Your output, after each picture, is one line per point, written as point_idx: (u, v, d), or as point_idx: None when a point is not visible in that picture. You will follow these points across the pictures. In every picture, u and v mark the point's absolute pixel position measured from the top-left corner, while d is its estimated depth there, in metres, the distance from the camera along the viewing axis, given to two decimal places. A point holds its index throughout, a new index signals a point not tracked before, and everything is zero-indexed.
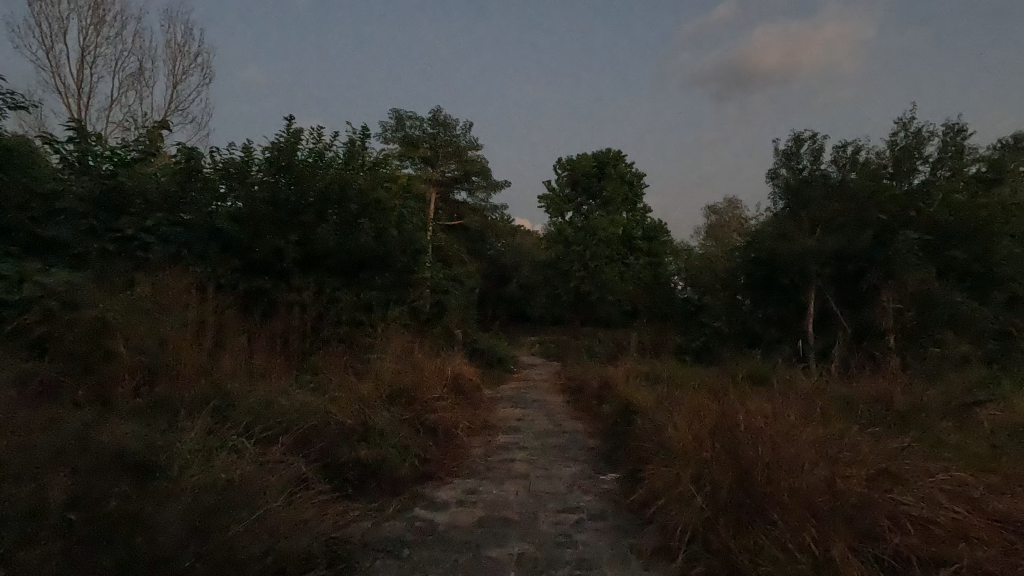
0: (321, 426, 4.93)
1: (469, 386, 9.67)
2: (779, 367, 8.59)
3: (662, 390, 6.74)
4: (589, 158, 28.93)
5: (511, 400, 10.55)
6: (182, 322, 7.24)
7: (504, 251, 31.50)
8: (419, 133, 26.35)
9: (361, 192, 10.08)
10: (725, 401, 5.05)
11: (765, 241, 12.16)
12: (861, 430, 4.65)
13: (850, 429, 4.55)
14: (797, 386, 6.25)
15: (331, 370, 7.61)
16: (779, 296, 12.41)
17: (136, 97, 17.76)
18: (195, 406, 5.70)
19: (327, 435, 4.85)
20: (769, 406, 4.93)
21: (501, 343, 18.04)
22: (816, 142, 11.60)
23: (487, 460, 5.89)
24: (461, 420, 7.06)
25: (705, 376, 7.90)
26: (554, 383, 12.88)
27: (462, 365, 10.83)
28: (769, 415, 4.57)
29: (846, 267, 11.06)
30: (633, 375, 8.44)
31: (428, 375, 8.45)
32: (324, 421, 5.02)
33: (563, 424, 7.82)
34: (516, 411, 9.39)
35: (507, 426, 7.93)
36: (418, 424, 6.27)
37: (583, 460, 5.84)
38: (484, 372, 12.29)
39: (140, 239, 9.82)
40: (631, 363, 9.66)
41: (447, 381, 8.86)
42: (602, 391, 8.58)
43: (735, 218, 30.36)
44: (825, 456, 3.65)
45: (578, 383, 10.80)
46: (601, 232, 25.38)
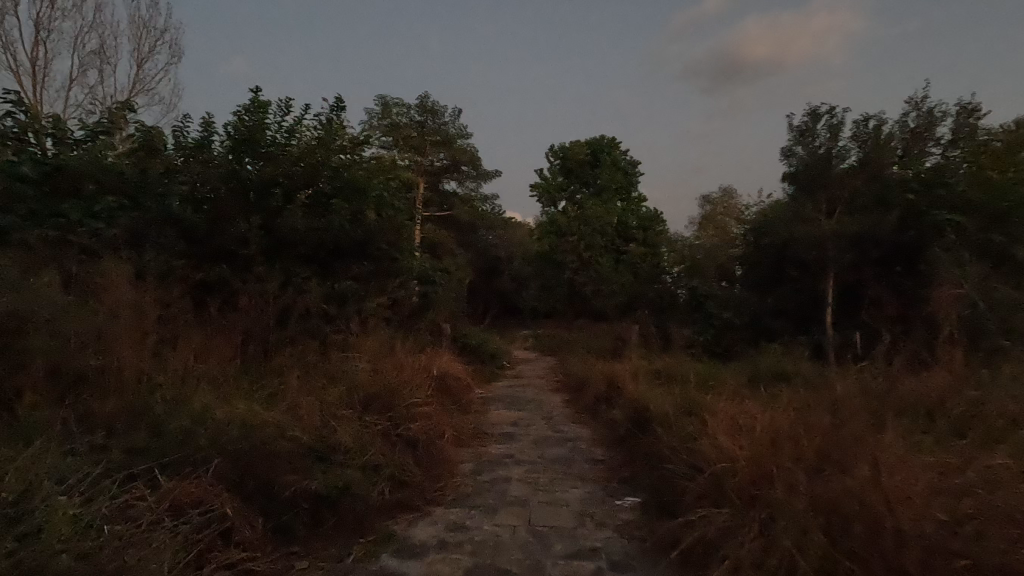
0: (267, 447, 3.92)
1: (456, 387, 8.67)
2: (806, 364, 7.67)
3: (681, 394, 5.77)
4: (582, 145, 27.88)
5: (504, 401, 9.57)
6: (120, 316, 6.17)
7: (496, 243, 30.50)
8: (406, 121, 24.93)
9: (335, 171, 9.01)
10: (769, 411, 4.10)
11: (778, 226, 11.22)
12: (936, 444, 3.76)
13: (925, 444, 3.66)
14: (840, 387, 5.31)
15: (297, 372, 6.58)
16: (792, 285, 11.50)
17: (97, 77, 16.47)
18: (119, 421, 4.65)
19: (272, 459, 3.84)
20: (821, 414, 4.00)
21: (493, 338, 17.09)
22: (834, 116, 10.62)
23: (477, 480, 4.90)
24: (447, 429, 6.05)
25: (726, 375, 6.93)
26: (550, 382, 11.92)
27: (450, 363, 9.83)
28: (829, 428, 3.64)
29: (868, 253, 10.14)
30: (643, 373, 7.47)
31: (409, 376, 7.44)
32: (272, 440, 4.00)
33: (565, 431, 6.85)
34: (510, 414, 8.41)
35: (500, 432, 6.95)
36: (394, 436, 5.26)
37: (592, 479, 4.87)
38: (474, 369, 11.30)
39: (86, 225, 8.71)
40: (639, 360, 8.70)
41: (431, 382, 7.86)
42: (608, 392, 7.62)
43: (733, 206, 29.45)
44: (934, 511, 2.76)
45: (578, 381, 9.84)
46: (596, 222, 24.40)
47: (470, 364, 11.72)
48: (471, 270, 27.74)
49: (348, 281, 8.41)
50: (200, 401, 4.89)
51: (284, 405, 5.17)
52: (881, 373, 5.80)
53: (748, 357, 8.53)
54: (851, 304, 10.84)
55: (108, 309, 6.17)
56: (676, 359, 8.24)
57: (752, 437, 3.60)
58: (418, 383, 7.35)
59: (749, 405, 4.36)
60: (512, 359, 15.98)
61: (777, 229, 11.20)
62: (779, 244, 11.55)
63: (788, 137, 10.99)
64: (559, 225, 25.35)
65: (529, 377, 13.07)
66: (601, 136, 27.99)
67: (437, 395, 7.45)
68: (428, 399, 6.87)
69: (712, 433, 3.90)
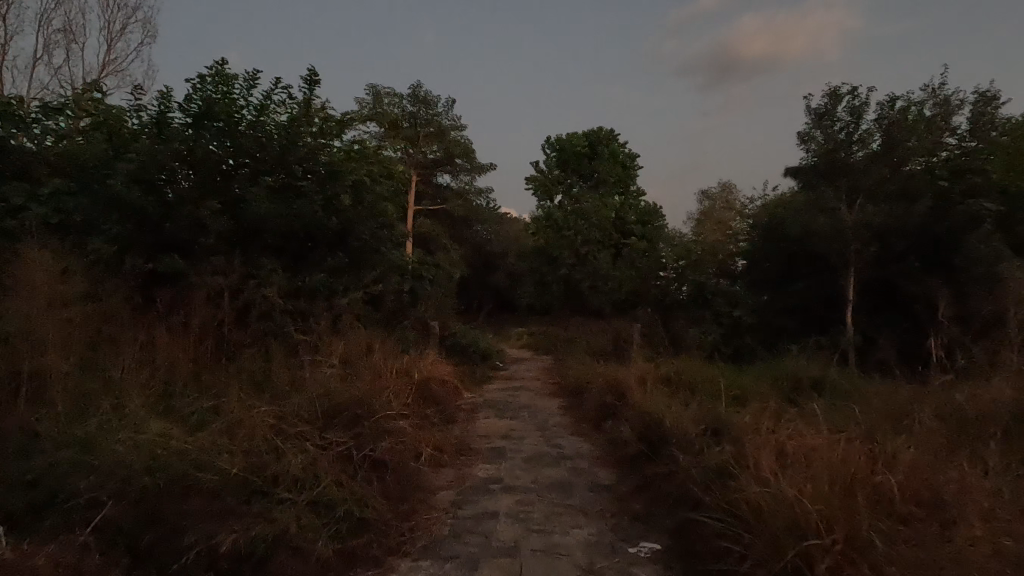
0: (183, 499, 3.09)
1: (441, 393, 7.78)
2: (835, 371, 6.80)
3: (700, 410, 4.89)
4: (580, 137, 26.91)
5: (494, 407, 8.68)
6: (39, 314, 5.23)
7: (490, 238, 29.61)
8: (398, 111, 23.95)
9: (308, 152, 8.08)
10: (820, 440, 3.28)
11: (795, 219, 10.33)
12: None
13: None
14: (894, 404, 4.44)
15: (252, 381, 5.66)
16: (807, 282, 10.65)
17: (64, 58, 15.43)
18: (10, 444, 3.73)
19: (184, 514, 2.98)
20: (887, 446, 3.18)
21: (485, 336, 16.18)
22: (858, 96, 9.71)
23: (457, 517, 3.99)
24: (425, 447, 5.17)
25: (748, 384, 6.05)
26: (545, 384, 11.04)
27: (436, 365, 8.94)
28: (906, 474, 2.83)
29: (895, 246, 9.30)
30: (651, 380, 6.62)
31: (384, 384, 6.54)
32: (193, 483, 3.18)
33: (562, 447, 5.97)
34: (500, 423, 7.55)
35: (489, 447, 6.07)
36: (357, 458, 4.36)
37: (598, 514, 3.98)
38: (463, 372, 10.41)
39: (26, 210, 7.75)
40: (644, 363, 7.83)
41: (411, 388, 6.96)
42: (612, 401, 6.74)
43: (733, 201, 28.60)
44: None
45: (576, 386, 8.96)
46: (593, 216, 23.52)
47: (458, 366, 10.83)
48: (463, 266, 26.80)
49: (319, 274, 7.48)
50: (116, 416, 3.97)
51: (225, 422, 4.28)
52: (937, 387, 4.93)
53: (768, 361, 7.66)
54: (873, 302, 10.02)
55: (25, 306, 5.21)
56: (686, 364, 7.37)
57: (815, 477, 2.78)
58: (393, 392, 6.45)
59: (798, 433, 3.52)
60: (505, 359, 15.08)
61: (794, 222, 10.30)
62: (794, 237, 10.69)
63: (808, 119, 9.97)
64: (555, 219, 24.44)
65: (523, 378, 12.20)
66: (599, 128, 27.05)
67: (417, 404, 6.55)
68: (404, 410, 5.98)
69: (760, 473, 3.05)
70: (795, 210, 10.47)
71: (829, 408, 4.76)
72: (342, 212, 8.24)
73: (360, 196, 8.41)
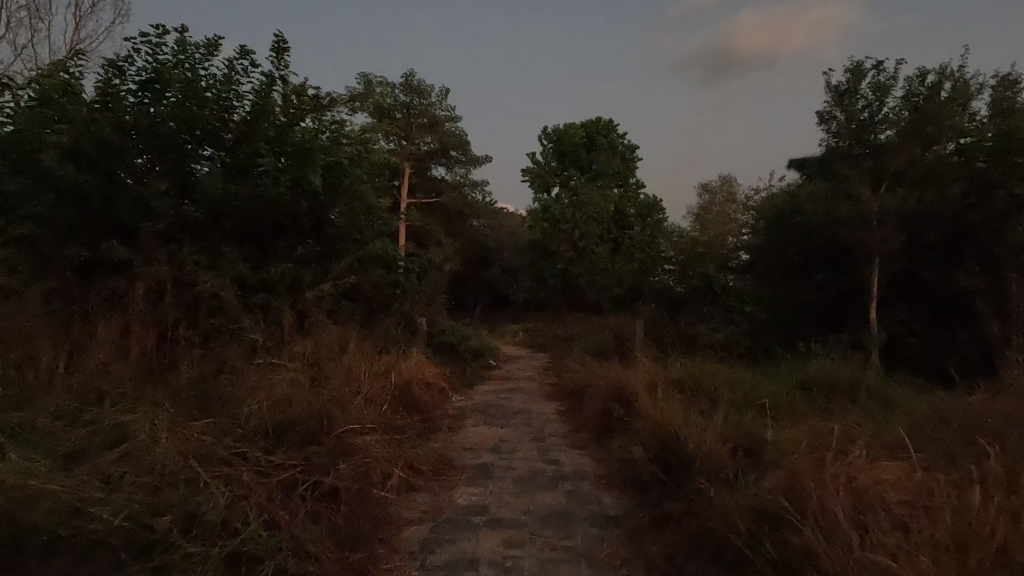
0: None
1: (423, 397, 6.96)
2: (869, 376, 5.98)
3: (724, 427, 4.08)
4: (577, 127, 25.99)
5: (484, 412, 7.87)
6: None
7: (485, 231, 28.75)
8: (392, 101, 23.43)
9: (277, 129, 7.23)
10: (895, 489, 2.52)
11: (813, 207, 9.51)
12: None
13: None
14: (968, 421, 3.64)
15: (196, 389, 4.82)
16: (825, 275, 9.84)
17: (28, 36, 14.45)
18: None
19: None
20: (987, 492, 2.40)
21: (478, 332, 15.31)
22: (883, 72, 8.89)
23: (425, 568, 3.13)
24: (395, 466, 4.34)
25: (775, 391, 5.22)
26: (541, 386, 10.19)
27: (419, 365, 8.11)
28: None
29: (925, 236, 8.54)
30: (661, 386, 5.77)
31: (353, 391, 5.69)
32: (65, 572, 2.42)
33: (559, 464, 5.12)
34: (489, 430, 6.74)
35: (475, 462, 5.25)
36: (306, 490, 3.55)
37: (606, 562, 3.14)
38: (451, 372, 9.60)
39: None
40: (653, 365, 6.98)
41: (385, 395, 6.10)
42: (618, 409, 5.90)
43: (733, 193, 27.80)
44: None
45: (575, 389, 8.13)
46: (591, 209, 22.69)
47: (446, 365, 9.99)
48: (458, 260, 25.91)
49: (285, 264, 6.63)
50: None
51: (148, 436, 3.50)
52: (1010, 397, 4.10)
53: (792, 362, 6.83)
54: (896, 296, 9.25)
55: None
56: (701, 366, 6.53)
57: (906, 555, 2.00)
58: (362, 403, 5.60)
59: (861, 463, 2.78)
60: (499, 357, 14.23)
61: (813, 210, 9.47)
62: (811, 226, 9.87)
63: (827, 97, 9.16)
64: (552, 212, 23.56)
65: (517, 378, 11.35)
66: (597, 117, 26.17)
67: (392, 415, 5.70)
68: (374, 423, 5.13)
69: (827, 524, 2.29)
70: (813, 198, 9.63)
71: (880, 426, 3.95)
72: (312, 194, 7.40)
73: (333, 176, 7.53)
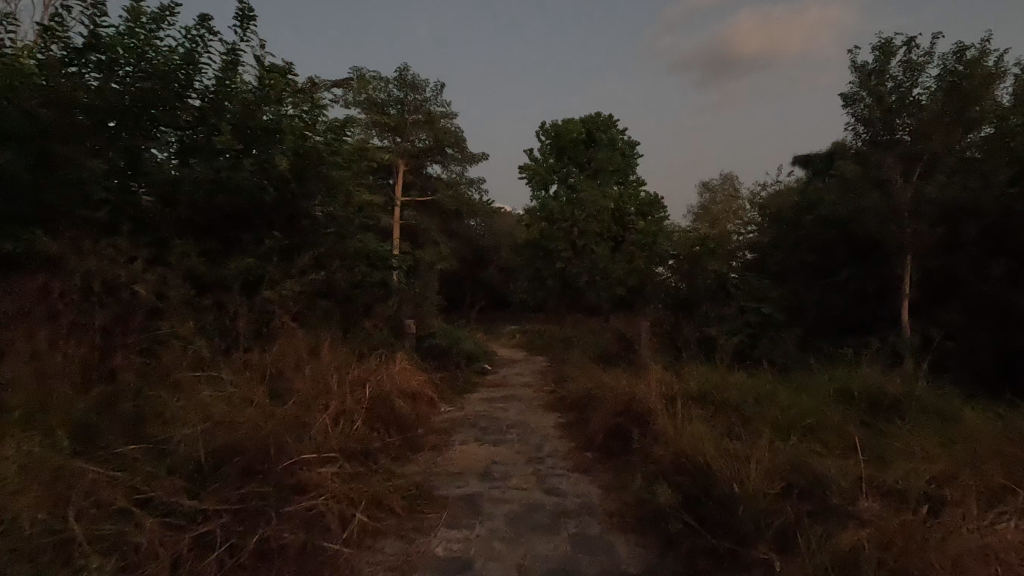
0: None
1: (405, 411, 6.12)
2: (921, 388, 5.16)
3: (766, 459, 3.26)
4: (576, 123, 25.15)
5: (474, 426, 7.04)
6: None
7: (482, 231, 27.88)
8: (385, 97, 22.16)
9: (241, 109, 6.44)
10: None
11: (838, 199, 8.68)
12: None
13: None
14: None
15: (123, 406, 3.97)
16: (848, 273, 9.03)
17: None
18: None
19: None
20: None
21: (472, 335, 14.45)
22: (914, 49, 8.05)
23: None
24: (360, 506, 3.52)
25: (820, 409, 4.38)
26: (539, 394, 9.33)
27: (402, 373, 7.27)
28: None
29: (963, 231, 7.75)
30: (681, 401, 4.93)
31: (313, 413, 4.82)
32: None
33: (562, 496, 4.26)
34: (479, 449, 5.90)
35: (461, 492, 4.41)
36: (229, 554, 2.75)
37: None
38: (439, 380, 8.76)
39: None
40: (667, 374, 6.13)
41: (356, 412, 5.24)
42: (630, 427, 5.05)
43: (735, 192, 26.95)
44: None
45: (579, 400, 7.27)
46: (591, 206, 21.83)
47: (436, 372, 9.14)
48: (453, 260, 25.06)
49: (248, 259, 5.79)
50: None
51: (24, 476, 2.70)
52: None
53: (825, 373, 5.99)
54: (927, 296, 8.47)
55: None
56: (724, 375, 5.70)
57: None
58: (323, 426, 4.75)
59: None
60: (494, 361, 13.38)
61: (838, 203, 8.64)
62: (834, 220, 9.05)
63: (853, 78, 8.31)
64: (549, 210, 22.70)
65: (514, 385, 10.50)
66: (597, 113, 25.31)
67: (360, 439, 4.84)
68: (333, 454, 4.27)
69: None
70: (837, 189, 8.80)
71: (962, 471, 3.12)
72: (281, 183, 6.58)
73: (303, 162, 6.70)
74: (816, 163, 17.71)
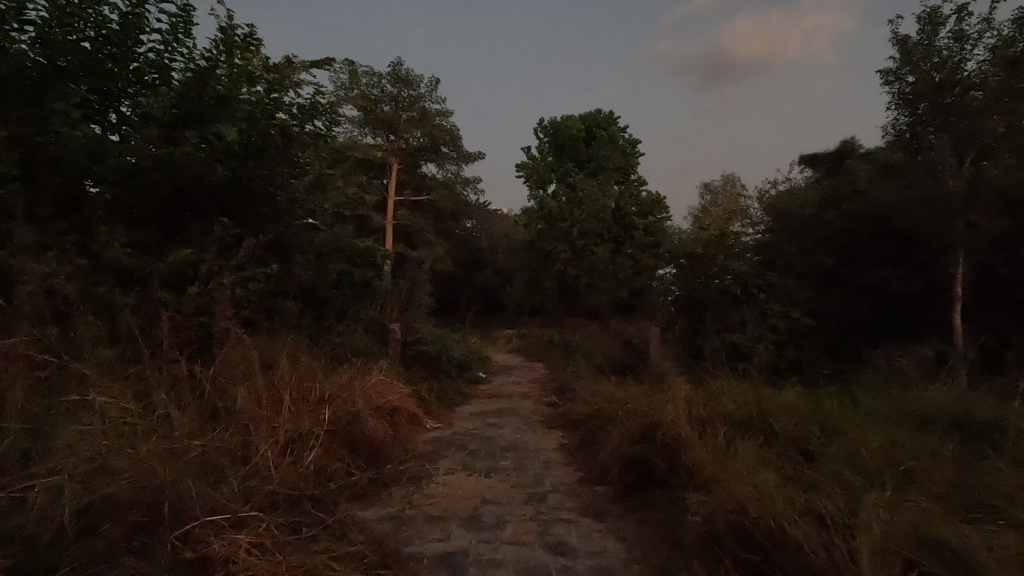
0: None
1: (379, 433, 5.09)
2: (1015, 411, 4.15)
3: (872, 536, 2.24)
4: (575, 120, 24.13)
5: (463, 448, 6.01)
6: None
7: (477, 232, 26.85)
8: (377, 92, 21.42)
9: (190, 85, 5.48)
10: None
11: (878, 190, 7.68)
12: None
13: None
14: None
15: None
16: (887, 273, 8.04)
17: None
18: None
19: None
20: None
21: (466, 340, 13.39)
22: (967, 17, 7.04)
23: None
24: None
25: (909, 443, 3.36)
26: (539, 408, 8.29)
27: (379, 386, 6.24)
28: None
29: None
30: (721, 429, 3.89)
31: (252, 447, 3.78)
32: None
33: (571, 558, 3.22)
34: (467, 480, 4.86)
35: (441, 548, 3.38)
36: None
37: None
38: (424, 393, 7.72)
39: None
40: (694, 389, 5.11)
41: (310, 441, 4.21)
42: (655, 461, 4.01)
43: (738, 192, 25.99)
44: None
45: (585, 418, 6.24)
46: (592, 205, 20.81)
47: (421, 383, 8.09)
48: (448, 261, 24.01)
49: (187, 250, 4.75)
50: None
51: None
52: None
53: (884, 392, 4.98)
54: (978, 299, 7.49)
55: None
56: (765, 393, 4.67)
57: None
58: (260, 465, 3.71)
59: None
60: (490, 369, 12.32)
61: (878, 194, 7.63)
62: (873, 215, 8.06)
63: (895, 51, 7.30)
64: (548, 210, 21.66)
65: (510, 396, 9.46)
66: (598, 109, 24.33)
67: (310, 481, 3.79)
68: (266, 506, 3.24)
69: None
70: (877, 179, 7.78)
71: None
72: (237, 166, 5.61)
73: (261, 138, 5.68)
74: (827, 160, 16.85)
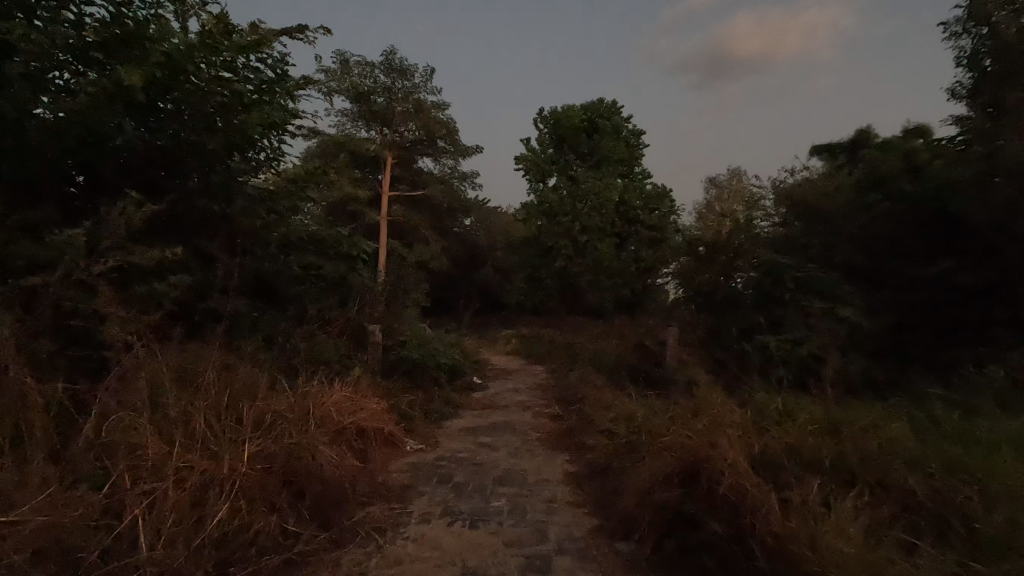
0: None
1: (334, 470, 3.91)
2: None
3: None
4: (577, 109, 22.80)
5: (447, 480, 4.82)
6: None
7: (475, 228, 25.69)
8: (371, 83, 20.15)
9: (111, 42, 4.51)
10: None
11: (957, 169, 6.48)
12: None
13: None
14: None
15: None
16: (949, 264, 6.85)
17: None
18: None
19: None
20: None
21: (461, 343, 12.19)
22: None
23: None
24: None
25: None
26: (540, 423, 7.12)
27: (342, 404, 5.05)
28: None
29: None
30: (799, 477, 2.72)
31: (130, 514, 2.70)
32: None
33: None
34: (446, 533, 3.66)
35: None
36: None
37: None
38: (404, 408, 6.52)
39: None
40: (742, 411, 3.92)
41: (219, 498, 3.08)
42: (707, 521, 2.83)
43: (746, 184, 24.75)
44: None
45: (598, 441, 5.06)
46: (595, 197, 19.56)
47: (402, 394, 6.89)
48: (444, 258, 22.82)
49: (75, 232, 3.58)
50: None
51: None
52: None
53: (996, 416, 3.77)
54: None
55: None
56: (845, 421, 3.47)
57: None
58: (127, 550, 2.61)
59: None
60: (486, 373, 11.14)
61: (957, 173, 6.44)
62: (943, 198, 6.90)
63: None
64: (549, 204, 20.30)
65: (507, 407, 8.28)
66: (600, 98, 23.02)
67: (205, 563, 2.66)
68: None
69: None
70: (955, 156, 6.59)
71: None
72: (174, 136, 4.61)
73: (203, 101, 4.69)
74: (843, 149, 15.65)
